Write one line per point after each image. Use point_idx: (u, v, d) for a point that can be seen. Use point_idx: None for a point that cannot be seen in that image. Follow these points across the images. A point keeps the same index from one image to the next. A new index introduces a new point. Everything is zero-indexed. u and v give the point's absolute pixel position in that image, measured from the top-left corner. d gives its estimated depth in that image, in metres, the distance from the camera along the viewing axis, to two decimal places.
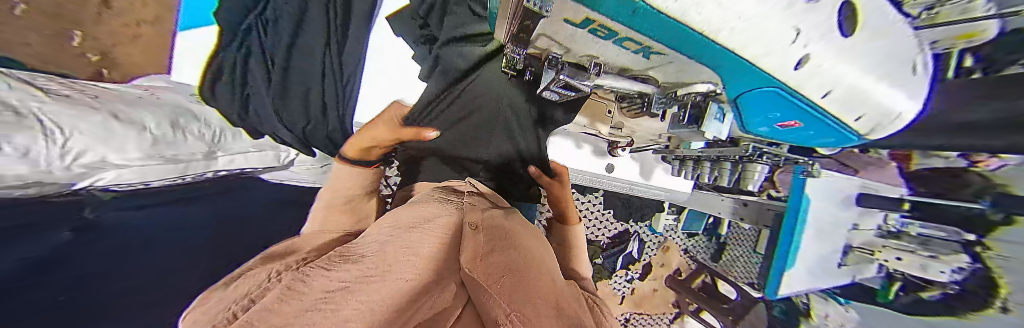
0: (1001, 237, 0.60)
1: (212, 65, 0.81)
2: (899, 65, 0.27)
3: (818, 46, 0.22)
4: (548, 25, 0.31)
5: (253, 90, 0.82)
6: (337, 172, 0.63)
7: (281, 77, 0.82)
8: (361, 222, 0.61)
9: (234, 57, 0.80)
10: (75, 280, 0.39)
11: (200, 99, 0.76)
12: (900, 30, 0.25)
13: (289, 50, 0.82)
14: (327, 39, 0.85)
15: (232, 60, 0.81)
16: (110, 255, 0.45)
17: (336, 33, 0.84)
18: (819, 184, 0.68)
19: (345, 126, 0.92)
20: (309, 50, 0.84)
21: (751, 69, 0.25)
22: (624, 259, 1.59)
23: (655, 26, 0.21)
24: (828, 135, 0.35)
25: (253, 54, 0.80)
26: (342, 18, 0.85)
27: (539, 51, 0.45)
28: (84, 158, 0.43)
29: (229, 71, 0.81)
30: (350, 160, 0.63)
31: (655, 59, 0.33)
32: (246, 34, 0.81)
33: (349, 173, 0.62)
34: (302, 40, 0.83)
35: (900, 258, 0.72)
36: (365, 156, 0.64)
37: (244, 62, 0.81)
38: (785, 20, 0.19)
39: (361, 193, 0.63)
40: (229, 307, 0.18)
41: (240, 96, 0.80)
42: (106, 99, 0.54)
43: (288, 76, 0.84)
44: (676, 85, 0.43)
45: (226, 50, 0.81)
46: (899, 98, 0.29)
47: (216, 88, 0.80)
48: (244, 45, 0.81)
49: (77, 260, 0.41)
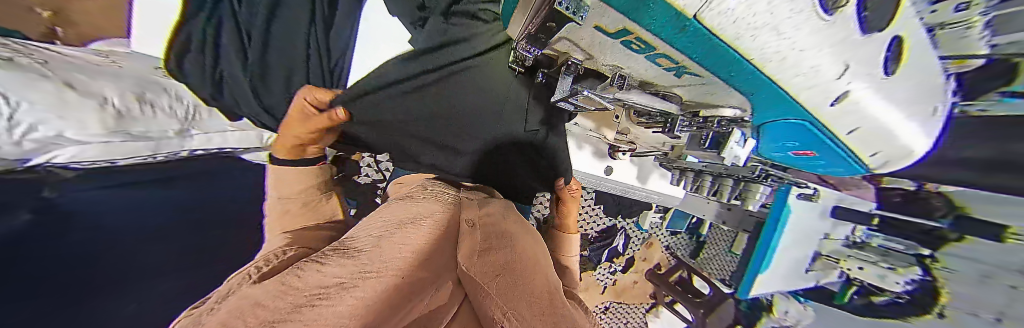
0: (951, 251, 0.67)
1: (175, 43, 0.68)
2: (921, 102, 0.27)
3: (858, 83, 0.21)
4: (574, 30, 0.29)
5: (226, 69, 0.69)
6: (278, 181, 0.53)
7: (260, 53, 0.71)
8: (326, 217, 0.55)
9: (201, 26, 0.69)
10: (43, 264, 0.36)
11: (167, 74, 0.67)
12: (925, 70, 0.25)
13: (268, 28, 0.72)
14: (311, 19, 0.75)
15: (203, 34, 0.69)
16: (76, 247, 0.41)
17: (321, 12, 0.76)
18: (802, 197, 0.71)
19: None
20: (290, 28, 0.74)
21: (787, 98, 0.24)
22: (609, 252, 1.65)
23: (698, 44, 0.20)
24: (838, 166, 0.36)
25: (227, 26, 0.70)
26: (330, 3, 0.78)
27: (557, 53, 0.42)
28: (34, 133, 0.41)
29: (200, 44, 0.69)
30: (285, 164, 0.53)
31: (686, 78, 0.31)
32: (220, 6, 0.70)
33: (286, 177, 0.52)
34: (280, 16, 0.73)
35: (862, 267, 0.78)
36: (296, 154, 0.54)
37: (213, 36, 0.69)
38: (833, 53, 0.19)
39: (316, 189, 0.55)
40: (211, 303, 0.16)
41: (212, 75, 0.68)
42: (59, 66, 0.48)
43: (267, 54, 0.72)
44: (700, 105, 0.40)
45: (190, 22, 0.69)
46: (916, 137, 0.30)
47: (184, 66, 0.67)
48: (214, 16, 0.70)
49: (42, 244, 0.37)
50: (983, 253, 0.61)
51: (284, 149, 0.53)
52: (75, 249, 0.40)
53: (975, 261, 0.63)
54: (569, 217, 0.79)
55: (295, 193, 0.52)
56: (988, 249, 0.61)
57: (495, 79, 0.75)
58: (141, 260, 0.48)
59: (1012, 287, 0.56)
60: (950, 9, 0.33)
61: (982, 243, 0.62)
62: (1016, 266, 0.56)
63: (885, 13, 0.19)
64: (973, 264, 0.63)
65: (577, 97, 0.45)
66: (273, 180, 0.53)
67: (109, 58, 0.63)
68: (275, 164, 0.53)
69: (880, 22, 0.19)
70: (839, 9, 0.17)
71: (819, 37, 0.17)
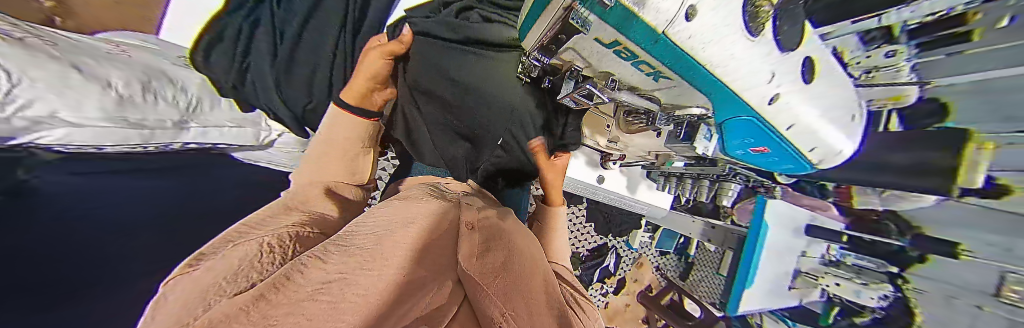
0: (916, 271, 0.71)
1: (207, 37, 0.75)
2: (839, 112, 0.33)
3: (785, 87, 0.27)
4: (580, 40, 0.33)
5: (254, 59, 0.74)
6: (334, 120, 0.66)
7: (290, 47, 0.76)
8: (354, 175, 0.66)
9: (242, 23, 0.76)
10: (13, 249, 0.34)
11: (191, 65, 0.72)
12: (835, 87, 0.32)
13: (302, 26, 0.77)
14: (345, 17, 0.80)
15: (239, 28, 0.75)
16: (54, 239, 0.40)
17: (354, 13, 0.81)
18: (776, 213, 0.76)
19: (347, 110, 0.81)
20: (322, 26, 0.79)
21: (736, 102, 0.29)
22: (601, 272, 1.64)
23: (666, 53, 0.24)
24: (787, 162, 0.41)
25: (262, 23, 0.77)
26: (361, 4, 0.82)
27: (563, 62, 0.47)
28: (31, 111, 0.39)
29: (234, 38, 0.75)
30: (352, 107, 0.66)
31: (662, 82, 0.36)
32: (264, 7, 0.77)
33: (343, 123, 0.65)
34: (316, 19, 0.78)
35: (839, 283, 0.78)
36: (365, 100, 0.69)
37: (249, 30, 0.76)
38: (763, 62, 0.24)
39: (358, 144, 0.67)
40: (199, 309, 0.16)
41: (238, 65, 0.73)
42: (66, 49, 0.49)
43: (297, 48, 0.77)
44: (674, 107, 0.45)
45: (230, 16, 0.77)
46: (841, 138, 0.36)
47: (214, 57, 0.73)
48: (253, 16, 0.77)
49: (24, 230, 0.36)
50: (942, 273, 0.67)
51: (354, 95, 0.67)
52: (42, 246, 0.38)
53: (938, 282, 0.67)
54: (552, 190, 0.88)
55: (341, 139, 0.64)
56: (949, 272, 0.66)
57: (499, 90, 0.70)
58: (132, 259, 0.50)
59: (979, 307, 0.61)
60: (881, 55, 0.50)
61: (948, 266, 0.66)
62: (976, 285, 0.62)
63: (793, 37, 0.26)
64: (937, 284, 0.67)
65: (582, 94, 0.49)
66: (329, 123, 0.65)
67: (120, 47, 0.64)
68: (343, 105, 0.66)
69: (791, 43, 0.26)
70: (757, 31, 0.23)
71: (748, 51, 0.23)
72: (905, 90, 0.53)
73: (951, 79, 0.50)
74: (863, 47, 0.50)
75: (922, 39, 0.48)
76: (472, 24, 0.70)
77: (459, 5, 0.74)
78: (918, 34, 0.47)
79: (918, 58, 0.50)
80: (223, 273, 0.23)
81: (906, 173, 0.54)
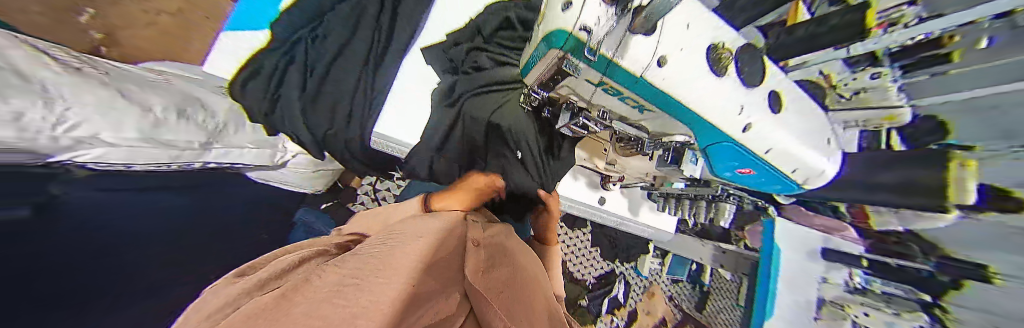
0: (954, 300, 0.46)
1: (246, 70, 0.83)
2: (814, 136, 0.36)
3: (754, 117, 0.32)
4: (573, 82, 0.38)
5: (284, 90, 0.82)
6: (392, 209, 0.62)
7: (320, 77, 0.84)
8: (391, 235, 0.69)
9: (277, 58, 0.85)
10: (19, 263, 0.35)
11: (227, 93, 0.79)
12: (804, 116, 0.36)
13: (331, 59, 0.86)
14: (369, 52, 0.90)
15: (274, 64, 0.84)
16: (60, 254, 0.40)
17: (379, 46, 0.91)
18: (791, 234, 0.67)
19: (364, 133, 0.85)
20: (347, 60, 0.88)
21: (713, 129, 0.33)
22: (610, 303, 1.49)
23: (646, 91, 0.30)
24: (775, 182, 0.42)
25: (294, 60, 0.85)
26: (386, 36, 0.93)
27: (558, 96, 0.52)
28: (77, 131, 0.42)
29: (268, 73, 0.83)
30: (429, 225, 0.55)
31: (646, 114, 0.40)
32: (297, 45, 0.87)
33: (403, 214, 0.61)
34: (344, 53, 0.88)
35: (867, 315, 0.55)
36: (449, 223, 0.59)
37: (285, 64, 0.85)
38: (729, 96, 0.30)
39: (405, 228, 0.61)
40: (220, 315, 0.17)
41: (271, 96, 0.80)
42: (115, 77, 0.55)
43: (325, 80, 0.85)
44: (660, 134, 0.49)
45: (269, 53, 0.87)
46: (821, 159, 0.37)
47: (248, 86, 0.80)
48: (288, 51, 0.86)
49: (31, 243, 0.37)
50: (981, 301, 0.43)
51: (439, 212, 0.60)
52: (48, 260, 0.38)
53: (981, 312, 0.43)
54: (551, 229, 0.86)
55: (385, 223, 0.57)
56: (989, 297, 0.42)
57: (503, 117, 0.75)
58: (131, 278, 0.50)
59: None
60: (867, 77, 0.49)
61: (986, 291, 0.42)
62: (1016, 315, 0.39)
63: (755, 75, 0.32)
64: (982, 315, 0.43)
65: (577, 125, 0.53)
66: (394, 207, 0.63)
67: (163, 76, 0.71)
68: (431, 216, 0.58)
69: (754, 80, 0.32)
70: (722, 71, 0.29)
71: (713, 87, 0.29)
72: (896, 111, 0.49)
73: (942, 97, 0.45)
74: (848, 70, 0.50)
75: (904, 61, 0.45)
76: (483, 60, 0.82)
77: (468, 45, 0.85)
78: (898, 57, 0.45)
79: (902, 78, 0.47)
80: (244, 290, 0.25)
81: (900, 191, 0.42)
